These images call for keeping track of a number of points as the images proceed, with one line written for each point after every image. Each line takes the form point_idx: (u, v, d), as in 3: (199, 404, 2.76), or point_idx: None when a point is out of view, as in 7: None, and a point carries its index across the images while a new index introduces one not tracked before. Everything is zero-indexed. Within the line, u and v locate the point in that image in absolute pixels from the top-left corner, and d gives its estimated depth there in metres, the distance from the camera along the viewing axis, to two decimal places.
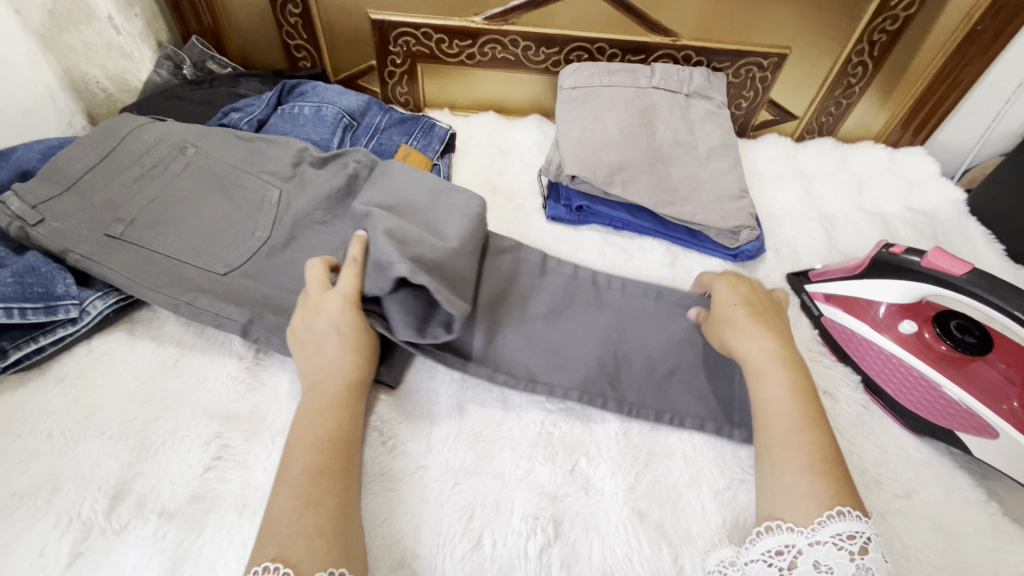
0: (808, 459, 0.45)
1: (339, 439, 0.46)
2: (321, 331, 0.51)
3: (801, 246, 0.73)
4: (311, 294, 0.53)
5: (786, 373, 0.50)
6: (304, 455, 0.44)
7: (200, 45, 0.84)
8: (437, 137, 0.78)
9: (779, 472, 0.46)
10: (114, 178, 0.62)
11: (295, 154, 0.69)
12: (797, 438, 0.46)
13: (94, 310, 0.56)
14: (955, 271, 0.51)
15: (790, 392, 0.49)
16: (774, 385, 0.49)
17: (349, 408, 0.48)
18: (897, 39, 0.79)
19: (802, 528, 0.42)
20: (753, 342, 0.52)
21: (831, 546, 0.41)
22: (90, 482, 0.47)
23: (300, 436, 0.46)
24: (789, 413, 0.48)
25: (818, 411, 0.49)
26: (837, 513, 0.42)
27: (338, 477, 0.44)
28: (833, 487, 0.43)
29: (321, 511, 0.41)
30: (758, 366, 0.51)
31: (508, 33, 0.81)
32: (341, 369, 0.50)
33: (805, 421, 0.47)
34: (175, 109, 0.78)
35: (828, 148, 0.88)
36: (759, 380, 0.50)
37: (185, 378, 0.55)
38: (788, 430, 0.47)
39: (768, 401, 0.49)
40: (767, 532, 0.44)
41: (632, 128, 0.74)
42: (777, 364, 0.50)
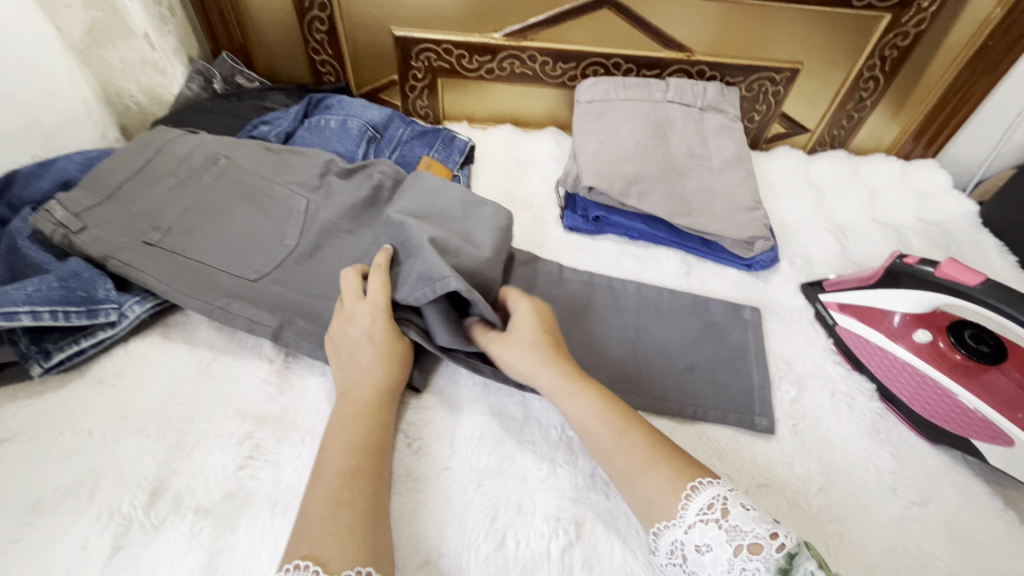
0: (643, 453, 0.45)
1: (370, 443, 0.48)
2: (355, 339, 0.54)
3: (815, 256, 0.75)
4: (345, 302, 0.56)
5: (588, 388, 0.50)
6: (337, 458, 0.46)
7: (230, 60, 0.88)
8: (457, 149, 0.80)
9: (629, 481, 0.44)
10: (150, 188, 0.64)
11: (321, 165, 0.71)
12: (625, 441, 0.46)
13: (132, 314, 0.58)
14: (967, 281, 0.52)
15: (593, 403, 0.49)
16: (580, 398, 0.50)
17: (380, 415, 0.50)
18: (908, 54, 0.80)
19: (673, 519, 0.41)
20: (544, 370, 0.51)
21: (702, 524, 0.40)
22: (129, 478, 0.49)
23: (334, 439, 0.48)
24: (596, 423, 0.48)
25: (628, 408, 0.50)
26: (692, 490, 0.41)
27: (370, 480, 0.45)
28: (673, 466, 0.43)
29: (353, 511, 0.42)
30: (558, 385, 0.51)
31: (527, 49, 0.83)
32: (373, 377, 0.52)
33: (621, 423, 0.47)
34: (205, 121, 0.81)
35: (839, 160, 0.89)
36: (569, 396, 0.50)
37: (217, 380, 0.57)
38: (613, 438, 0.47)
39: (582, 420, 0.48)
40: (658, 536, 0.42)
41: (648, 141, 0.76)
42: (575, 379, 0.51)
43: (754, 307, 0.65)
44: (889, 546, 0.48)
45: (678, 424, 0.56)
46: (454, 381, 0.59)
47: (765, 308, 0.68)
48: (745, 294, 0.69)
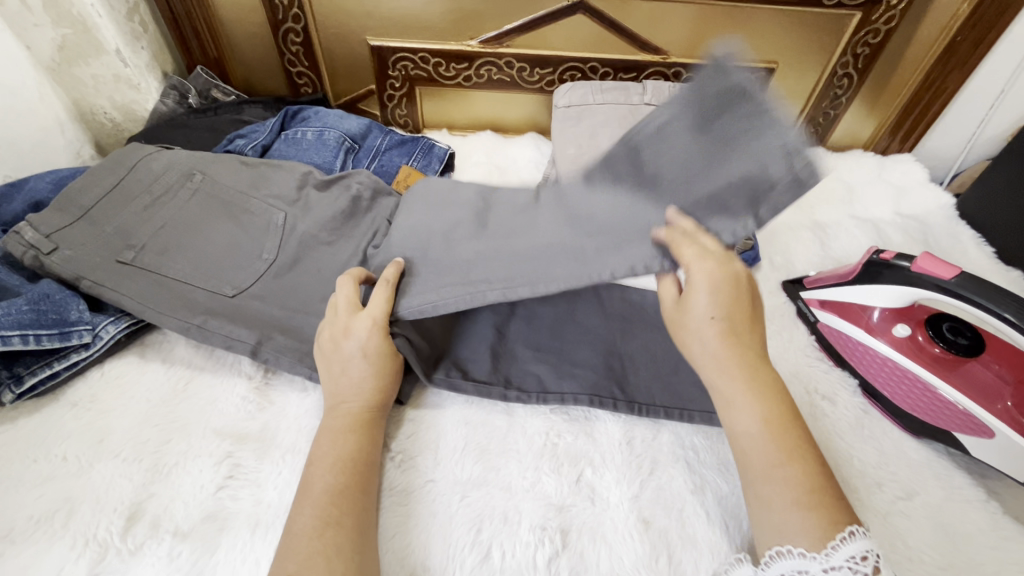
0: (796, 494, 0.42)
1: (356, 459, 0.47)
2: (349, 355, 0.51)
3: (796, 254, 0.75)
4: (338, 315, 0.53)
5: (757, 401, 0.46)
6: (326, 474, 0.45)
7: (205, 74, 0.87)
8: (437, 157, 0.80)
9: (767, 509, 0.43)
10: (124, 206, 0.64)
11: (299, 178, 0.71)
12: (780, 472, 0.43)
13: (106, 334, 0.57)
14: (942, 275, 0.52)
15: (758, 417, 0.46)
16: (748, 410, 0.46)
17: (367, 430, 0.50)
18: (879, 51, 0.81)
19: (814, 552, 0.39)
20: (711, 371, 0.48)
21: (848, 571, 0.37)
22: (105, 504, 0.48)
23: (321, 457, 0.47)
24: (760, 444, 0.45)
25: (796, 440, 0.44)
26: (846, 536, 0.39)
27: (356, 497, 0.45)
28: (828, 518, 0.40)
29: (340, 529, 0.42)
30: (721, 390, 0.47)
31: (503, 55, 0.83)
32: (361, 392, 0.51)
33: (784, 453, 0.44)
34: (181, 137, 0.80)
35: (817, 158, 0.90)
36: (732, 408, 0.47)
37: (195, 398, 0.56)
38: (767, 464, 0.44)
39: (736, 435, 0.46)
40: (774, 560, 0.41)
41: (626, 145, 0.76)
42: (749, 387, 0.46)
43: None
44: (876, 542, 0.48)
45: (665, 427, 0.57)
46: (436, 391, 0.59)
47: None
48: None
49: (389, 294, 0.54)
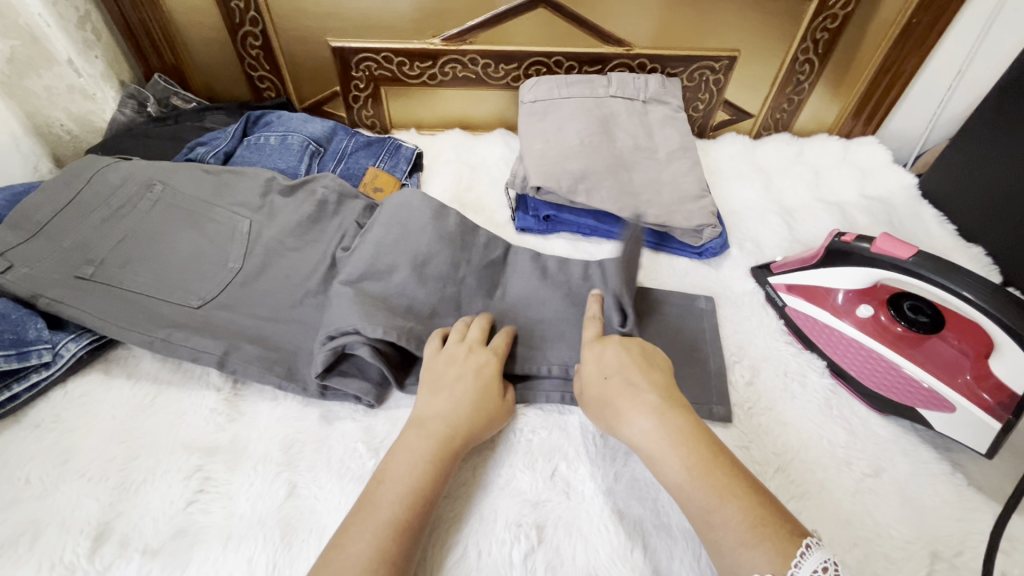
0: (740, 531, 0.38)
1: (431, 500, 0.44)
2: (457, 375, 0.52)
3: (764, 239, 0.76)
4: (466, 338, 0.55)
5: (684, 445, 0.43)
6: (397, 504, 0.43)
7: (164, 82, 0.85)
8: (404, 157, 0.79)
9: (720, 555, 0.39)
10: (82, 220, 0.62)
11: (263, 184, 0.70)
12: (718, 517, 0.40)
13: (67, 352, 0.56)
14: (900, 255, 0.53)
15: (687, 463, 0.42)
16: (671, 458, 0.43)
17: (449, 462, 0.47)
18: (839, 36, 0.82)
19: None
20: (643, 417, 0.45)
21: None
22: (70, 526, 0.47)
23: (396, 485, 0.44)
24: (695, 492, 0.41)
25: (731, 480, 0.41)
26: (803, 552, 0.36)
27: (417, 538, 0.42)
28: (778, 551, 0.37)
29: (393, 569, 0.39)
30: (651, 438, 0.44)
31: (467, 52, 0.82)
32: (451, 426, 0.48)
33: (715, 491, 0.41)
34: (141, 147, 0.79)
35: (784, 143, 0.91)
36: (655, 462, 0.44)
37: (162, 413, 0.56)
38: (704, 510, 0.40)
39: (669, 485, 0.43)
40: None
41: (593, 137, 0.76)
42: (665, 436, 0.44)
43: (707, 297, 0.65)
44: (844, 520, 0.49)
45: None
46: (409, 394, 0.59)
47: (717, 294, 0.69)
48: (697, 281, 0.70)
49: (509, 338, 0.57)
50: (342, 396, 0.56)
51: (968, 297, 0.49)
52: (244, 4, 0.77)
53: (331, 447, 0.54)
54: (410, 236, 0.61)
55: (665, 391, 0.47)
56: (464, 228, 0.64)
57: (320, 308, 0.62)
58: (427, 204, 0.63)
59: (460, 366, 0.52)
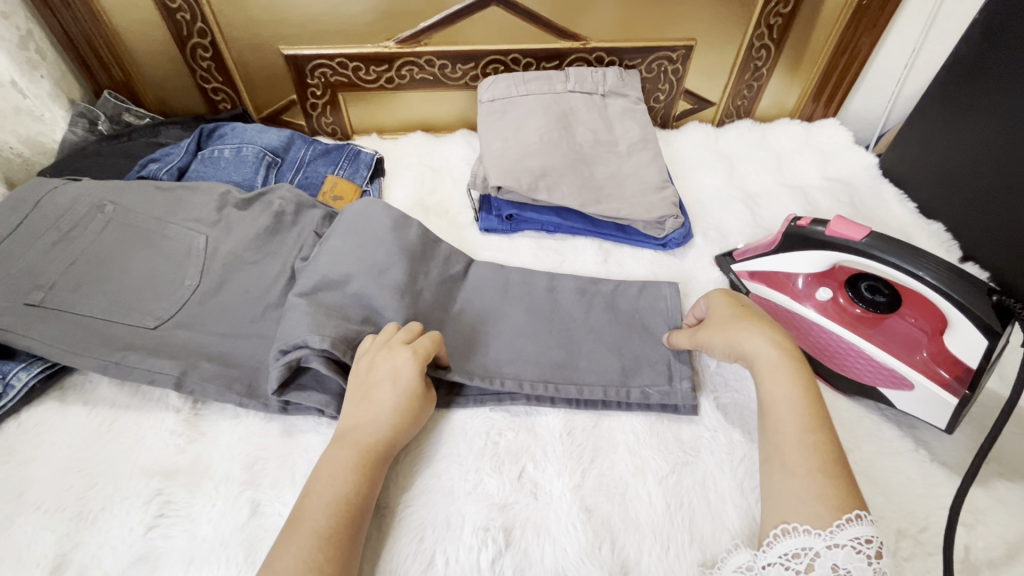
0: (819, 461, 0.44)
1: (358, 508, 0.45)
2: (379, 380, 0.50)
3: (728, 227, 0.76)
4: (388, 339, 0.53)
5: (798, 375, 0.49)
6: (320, 513, 0.44)
7: (114, 99, 0.83)
8: (364, 163, 0.79)
9: (792, 474, 0.44)
10: (30, 244, 0.61)
11: (218, 198, 0.68)
12: (807, 440, 0.46)
13: (18, 382, 0.55)
14: (853, 237, 0.53)
15: (794, 391, 0.48)
16: (783, 382, 0.49)
17: (373, 470, 0.47)
18: (792, 20, 0.83)
19: (819, 530, 0.41)
20: (764, 341, 0.51)
21: (851, 549, 0.40)
22: (27, 559, 0.47)
23: (322, 495, 0.45)
24: (795, 416, 0.47)
25: (826, 409, 0.48)
26: (852, 517, 0.41)
27: (346, 546, 0.43)
28: (845, 490, 0.43)
29: None
30: (768, 359, 0.50)
31: (423, 54, 0.82)
32: (373, 435, 0.49)
33: (813, 421, 0.46)
34: (93, 166, 0.77)
35: (747, 129, 0.91)
36: (775, 378, 0.49)
37: (120, 438, 0.54)
38: (796, 431, 0.46)
39: (773, 402, 0.48)
40: (782, 536, 0.42)
41: (552, 134, 0.75)
42: (789, 360, 0.50)
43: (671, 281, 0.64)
44: None
45: (609, 417, 0.57)
46: None
47: (682, 285, 0.69)
48: (661, 273, 0.70)
49: (437, 337, 0.54)
50: (304, 410, 0.56)
51: (923, 276, 0.49)
52: (191, 16, 0.76)
53: (294, 462, 0.53)
54: (367, 244, 0.60)
55: (773, 327, 0.53)
56: (415, 232, 0.64)
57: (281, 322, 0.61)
58: (383, 207, 0.62)
59: (378, 369, 0.51)
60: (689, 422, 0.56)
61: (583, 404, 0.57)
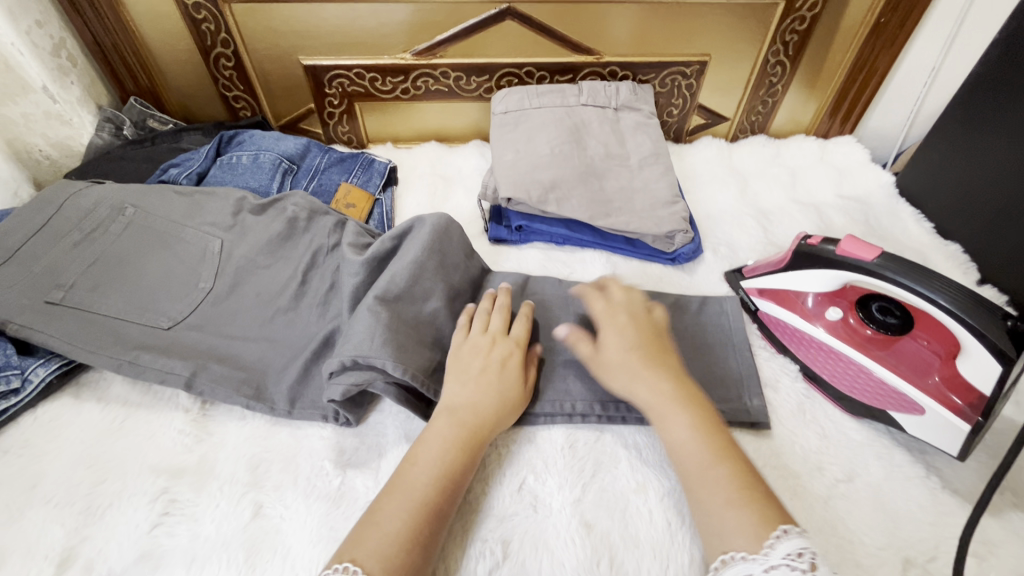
0: (727, 493, 0.43)
1: (456, 483, 0.46)
2: (484, 363, 0.53)
3: (739, 243, 0.75)
4: (489, 328, 0.57)
5: (684, 410, 0.49)
6: (425, 482, 0.45)
7: (139, 105, 0.86)
8: (377, 172, 0.80)
9: (706, 512, 0.43)
10: (53, 244, 0.63)
11: (234, 204, 0.70)
12: (712, 474, 0.44)
13: (36, 377, 0.57)
14: (863, 257, 0.53)
15: (689, 427, 0.47)
16: (677, 419, 0.48)
17: (474, 449, 0.49)
18: (808, 37, 0.82)
19: (755, 554, 0.39)
20: (647, 386, 0.50)
21: (786, 569, 0.37)
22: (36, 551, 0.48)
23: (427, 465, 0.47)
24: (695, 452, 0.46)
25: (727, 439, 0.47)
26: (778, 537, 0.39)
27: (442, 518, 0.44)
28: (761, 513, 0.41)
29: (418, 546, 0.42)
30: (658, 402, 0.49)
31: (439, 66, 0.83)
32: (476, 413, 0.50)
33: (714, 452, 0.46)
34: (116, 169, 0.79)
35: (761, 145, 0.91)
36: (666, 419, 0.49)
37: (130, 436, 0.56)
38: (699, 466, 0.45)
39: (675, 447, 0.47)
40: (724, 567, 0.40)
41: (564, 146, 0.76)
42: (683, 399, 0.49)
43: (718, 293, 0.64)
44: (814, 527, 0.48)
45: (612, 431, 0.56)
46: (378, 412, 0.58)
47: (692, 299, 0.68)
48: (669, 288, 0.70)
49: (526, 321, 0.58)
50: (309, 414, 0.56)
51: (935, 300, 0.49)
52: (215, 26, 0.78)
53: (298, 466, 0.54)
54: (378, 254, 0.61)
55: (666, 360, 0.52)
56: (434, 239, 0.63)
57: (291, 325, 0.62)
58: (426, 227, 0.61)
59: (487, 355, 0.54)
60: None
61: (584, 418, 0.57)
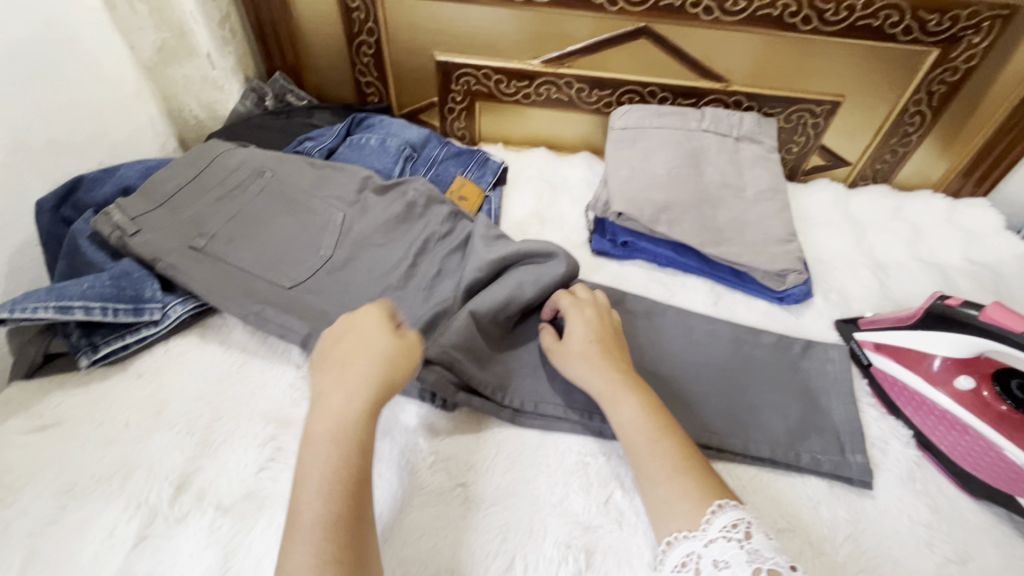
0: (672, 465, 0.46)
1: (349, 489, 0.43)
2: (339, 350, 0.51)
3: (853, 293, 0.72)
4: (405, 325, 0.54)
5: (634, 394, 0.51)
6: (319, 501, 0.42)
7: (282, 79, 0.93)
8: (490, 170, 0.83)
9: (654, 487, 0.46)
10: (200, 197, 0.69)
11: (359, 182, 0.74)
12: (657, 450, 0.48)
13: (174, 313, 0.62)
14: (1013, 326, 0.49)
15: (638, 408, 0.50)
16: (627, 404, 0.50)
17: (348, 450, 0.44)
18: (957, 90, 0.78)
19: (694, 532, 0.42)
20: (599, 374, 0.53)
21: (724, 540, 0.40)
22: (158, 471, 0.52)
23: (317, 480, 0.43)
24: (642, 429, 0.49)
25: (668, 418, 0.51)
26: (714, 510, 0.42)
27: (345, 536, 0.41)
28: (702, 484, 0.45)
29: (330, 570, 0.39)
30: (608, 390, 0.52)
31: (564, 76, 0.85)
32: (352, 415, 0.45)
33: (661, 432, 0.49)
34: (255, 136, 0.86)
35: (882, 196, 0.87)
36: (615, 401, 0.51)
37: (246, 382, 0.60)
38: (646, 443, 0.48)
39: (622, 429, 0.50)
40: (670, 547, 0.43)
41: (680, 169, 0.75)
42: (630, 382, 0.53)
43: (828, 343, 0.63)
44: None
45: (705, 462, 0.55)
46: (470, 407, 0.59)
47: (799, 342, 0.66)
48: (774, 326, 0.68)
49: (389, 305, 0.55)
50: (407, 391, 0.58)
51: None
52: (365, 15, 0.84)
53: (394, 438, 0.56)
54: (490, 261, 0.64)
55: (613, 349, 0.55)
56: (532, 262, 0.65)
57: (398, 303, 0.65)
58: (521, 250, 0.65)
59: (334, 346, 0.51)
60: (790, 484, 0.54)
61: None
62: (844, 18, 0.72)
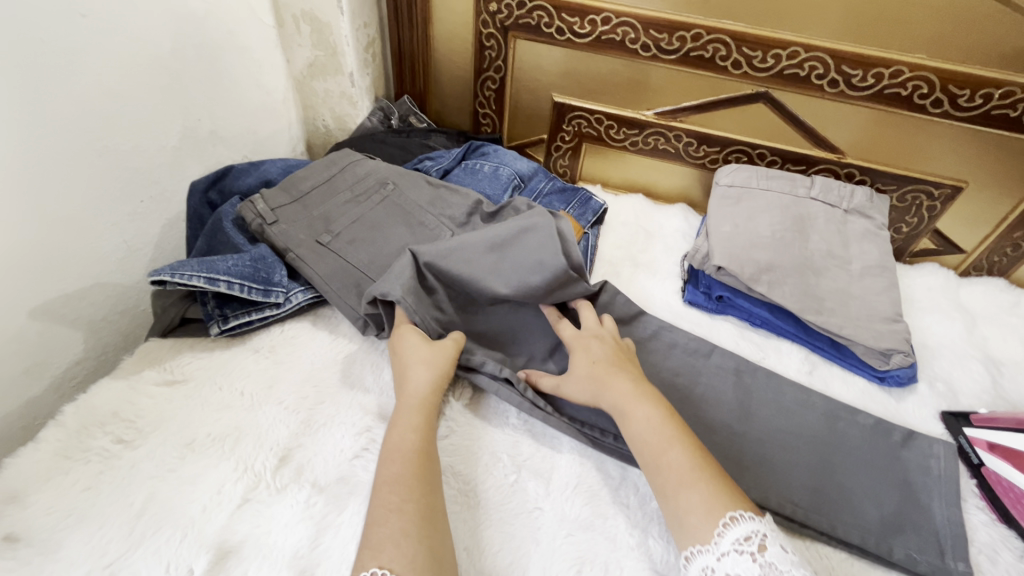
0: (678, 475, 0.45)
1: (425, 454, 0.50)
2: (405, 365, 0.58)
3: (961, 385, 0.68)
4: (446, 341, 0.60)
5: (649, 401, 0.52)
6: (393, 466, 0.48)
7: (409, 103, 1.01)
8: (592, 210, 0.85)
9: (665, 499, 0.45)
10: (330, 198, 0.76)
11: (471, 205, 0.78)
12: (667, 457, 0.47)
13: (295, 300, 0.68)
14: None
15: (649, 413, 0.51)
16: (638, 412, 0.51)
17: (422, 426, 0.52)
18: None
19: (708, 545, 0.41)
20: (616, 389, 0.53)
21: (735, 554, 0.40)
22: (264, 441, 0.56)
23: (396, 449, 0.50)
24: (653, 434, 0.49)
25: (683, 425, 0.51)
26: (726, 521, 0.41)
27: (425, 494, 0.47)
28: (712, 496, 0.43)
29: (403, 516, 0.44)
30: (620, 401, 0.52)
31: (674, 129, 0.88)
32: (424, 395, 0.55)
33: (671, 436, 0.49)
34: (376, 149, 0.93)
35: (997, 290, 0.83)
36: (628, 408, 0.52)
37: (348, 373, 0.64)
38: (653, 453, 0.48)
39: (634, 435, 0.50)
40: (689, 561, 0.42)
41: (786, 234, 0.75)
42: (641, 393, 0.53)
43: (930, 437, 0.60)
44: None
45: (789, 533, 0.53)
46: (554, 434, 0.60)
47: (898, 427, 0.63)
48: (872, 406, 0.65)
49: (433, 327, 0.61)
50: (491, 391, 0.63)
51: None
52: (496, 54, 0.91)
53: (478, 452, 0.57)
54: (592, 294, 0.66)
55: (628, 366, 0.57)
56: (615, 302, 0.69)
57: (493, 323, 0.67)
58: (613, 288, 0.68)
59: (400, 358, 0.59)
60: None
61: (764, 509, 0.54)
62: (978, 105, 0.72)
